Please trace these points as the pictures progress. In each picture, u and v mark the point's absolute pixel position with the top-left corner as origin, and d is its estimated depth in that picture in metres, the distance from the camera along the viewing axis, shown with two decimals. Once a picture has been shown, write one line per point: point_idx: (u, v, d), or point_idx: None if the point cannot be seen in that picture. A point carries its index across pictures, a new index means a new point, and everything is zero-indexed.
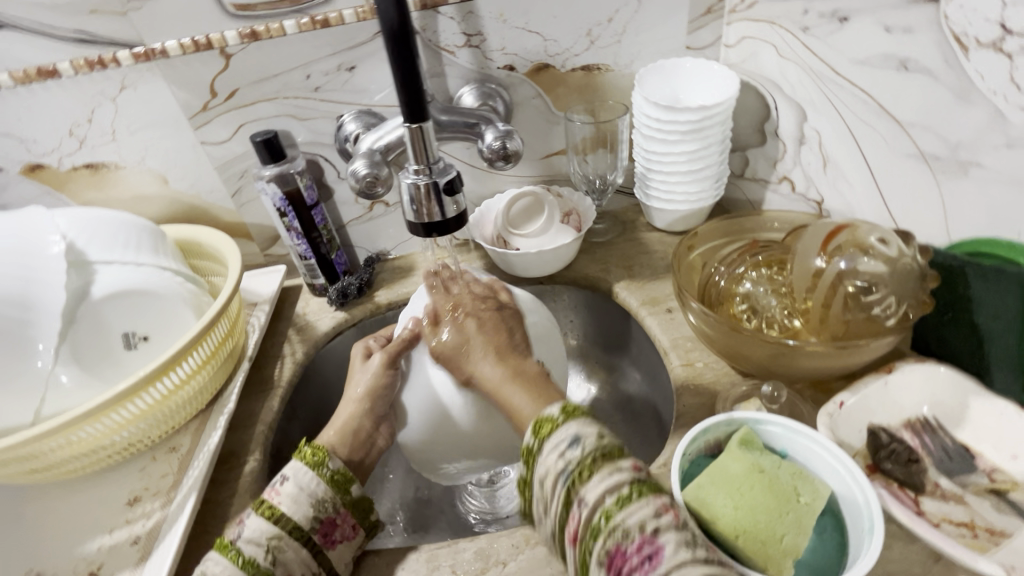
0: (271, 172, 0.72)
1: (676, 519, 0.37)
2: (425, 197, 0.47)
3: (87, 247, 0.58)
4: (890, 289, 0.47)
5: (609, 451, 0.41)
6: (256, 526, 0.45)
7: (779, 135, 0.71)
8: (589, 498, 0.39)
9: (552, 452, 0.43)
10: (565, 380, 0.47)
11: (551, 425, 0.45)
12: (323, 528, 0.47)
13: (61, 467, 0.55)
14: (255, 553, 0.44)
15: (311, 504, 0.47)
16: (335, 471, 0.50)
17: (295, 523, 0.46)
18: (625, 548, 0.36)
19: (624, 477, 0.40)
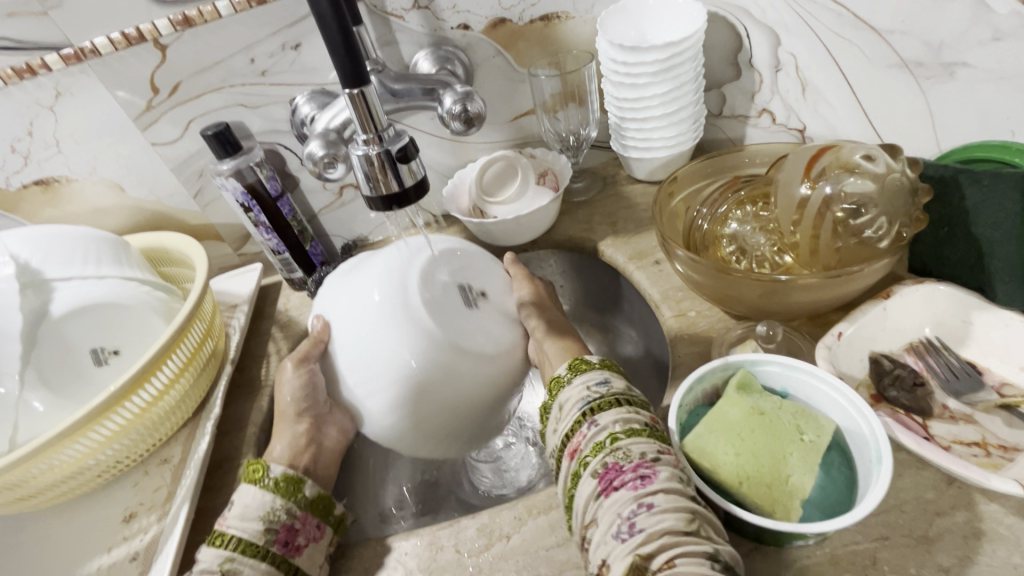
0: (228, 167, 0.69)
1: (667, 492, 0.36)
2: (380, 170, 0.44)
3: (42, 265, 0.55)
4: (882, 208, 0.43)
5: (633, 398, 0.44)
6: (208, 556, 0.44)
7: (754, 65, 0.67)
8: (601, 421, 0.42)
9: (579, 385, 0.46)
10: (570, 376, 0.48)
11: (586, 366, 0.49)
12: (282, 537, 0.46)
13: (49, 492, 0.54)
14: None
15: (260, 517, 0.46)
16: (278, 478, 0.49)
17: (246, 540, 0.45)
18: (621, 465, 0.38)
19: (641, 417, 0.42)
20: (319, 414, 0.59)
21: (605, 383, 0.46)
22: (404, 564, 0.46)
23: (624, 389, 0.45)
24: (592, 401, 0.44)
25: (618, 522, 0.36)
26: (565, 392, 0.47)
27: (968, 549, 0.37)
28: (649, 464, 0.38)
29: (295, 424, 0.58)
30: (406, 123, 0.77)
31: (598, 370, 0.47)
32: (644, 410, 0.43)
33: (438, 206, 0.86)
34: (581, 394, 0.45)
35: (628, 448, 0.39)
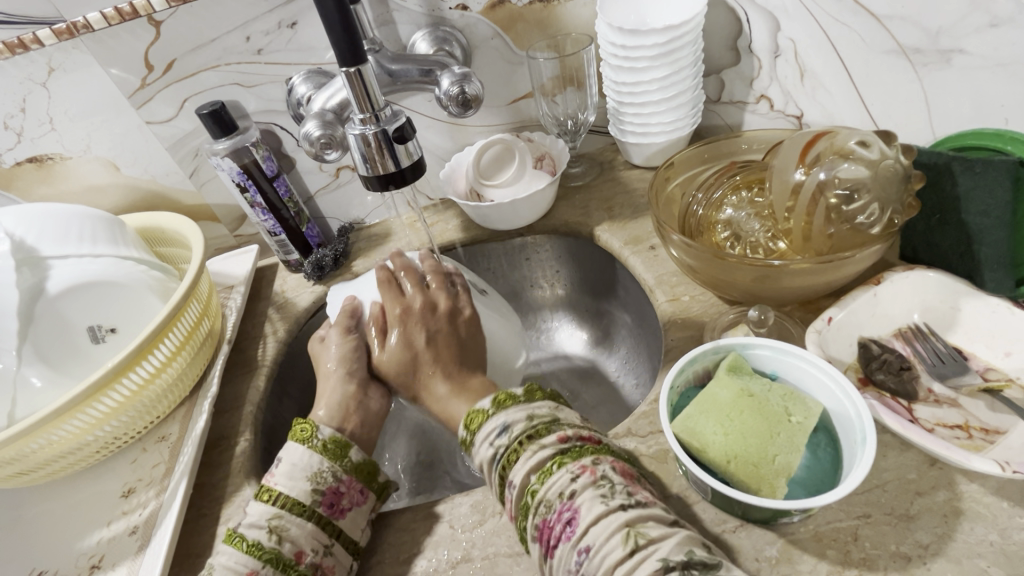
0: (224, 146, 0.68)
1: (596, 525, 0.37)
2: (378, 151, 0.44)
3: (37, 242, 0.55)
4: (874, 195, 0.44)
5: (537, 429, 0.44)
6: (255, 514, 0.45)
7: (753, 50, 0.67)
8: (517, 481, 0.42)
9: (484, 442, 0.46)
10: (472, 438, 0.47)
11: (482, 417, 0.48)
12: (328, 499, 0.47)
13: (47, 467, 0.54)
14: (260, 536, 0.44)
15: (307, 479, 0.47)
16: (327, 441, 0.51)
17: (294, 499, 0.46)
18: (549, 520, 0.39)
19: (549, 452, 0.42)
20: (364, 378, 0.61)
21: (505, 430, 0.45)
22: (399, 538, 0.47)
23: (527, 424, 0.45)
24: (501, 456, 0.44)
25: None
26: (475, 453, 0.46)
27: (947, 527, 0.38)
28: (569, 505, 0.38)
29: (343, 387, 0.60)
30: (404, 104, 0.77)
31: (495, 418, 0.47)
32: (547, 439, 0.43)
33: (435, 189, 0.86)
34: (490, 454, 0.44)
35: (547, 498, 0.40)
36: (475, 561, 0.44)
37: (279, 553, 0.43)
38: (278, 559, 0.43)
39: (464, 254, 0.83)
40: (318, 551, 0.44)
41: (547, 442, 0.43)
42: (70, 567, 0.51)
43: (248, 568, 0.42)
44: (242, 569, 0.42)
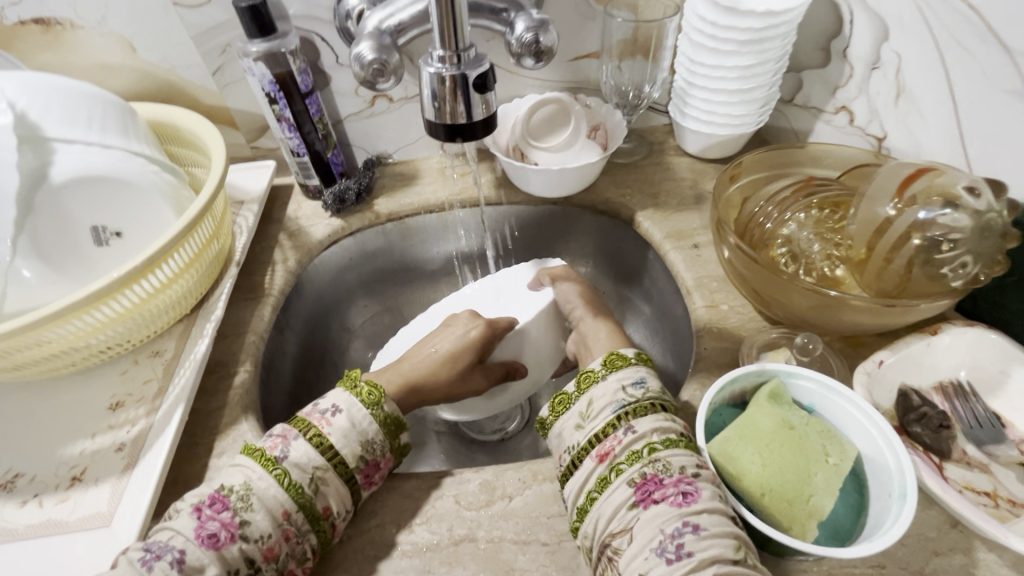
0: (259, 49, 0.61)
1: (710, 514, 0.37)
2: (451, 93, 0.39)
3: (41, 119, 0.50)
4: (969, 247, 0.41)
5: (666, 403, 0.45)
6: (304, 454, 0.43)
7: (847, 56, 0.62)
8: (639, 429, 0.42)
9: (615, 382, 0.46)
10: (604, 372, 0.47)
11: (622, 362, 0.48)
12: (366, 469, 0.45)
13: (33, 367, 0.51)
14: (301, 479, 0.42)
15: (360, 441, 0.45)
16: (389, 415, 0.48)
17: (341, 458, 0.44)
18: (662, 478, 0.39)
19: (676, 427, 0.43)
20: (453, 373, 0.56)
21: (640, 384, 0.46)
22: (401, 505, 0.46)
23: (658, 392, 0.45)
24: (627, 404, 0.44)
25: (660, 538, 0.37)
26: (596, 388, 0.46)
27: None
28: (690, 480, 0.38)
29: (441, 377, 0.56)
30: None
31: (633, 368, 0.47)
32: (677, 419, 0.44)
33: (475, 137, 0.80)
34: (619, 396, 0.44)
35: (668, 460, 0.40)
36: (479, 542, 0.43)
37: (312, 503, 0.41)
38: (310, 511, 0.41)
39: (492, 212, 0.78)
40: (342, 513, 0.43)
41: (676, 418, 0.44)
42: (49, 475, 0.49)
43: (282, 507, 0.40)
44: (276, 507, 0.40)
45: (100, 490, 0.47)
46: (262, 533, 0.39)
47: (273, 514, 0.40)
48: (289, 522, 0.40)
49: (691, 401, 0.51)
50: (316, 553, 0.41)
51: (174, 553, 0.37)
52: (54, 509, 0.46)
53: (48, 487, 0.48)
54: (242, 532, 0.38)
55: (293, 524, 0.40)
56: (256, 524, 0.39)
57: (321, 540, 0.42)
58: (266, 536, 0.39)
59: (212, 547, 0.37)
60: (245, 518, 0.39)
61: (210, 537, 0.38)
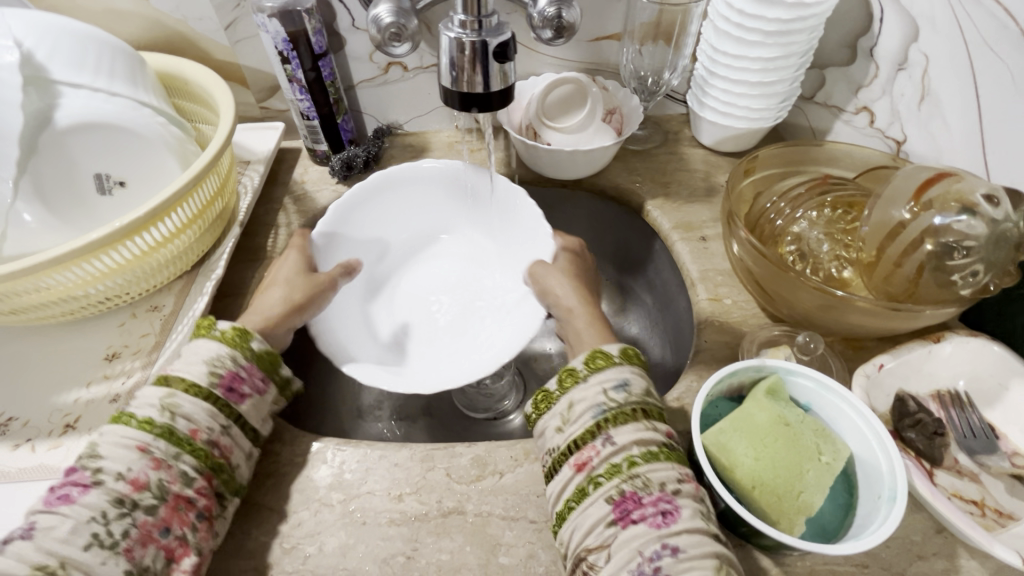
0: (274, 5, 0.60)
1: (691, 535, 0.36)
2: (469, 62, 0.38)
3: (48, 61, 0.48)
4: (981, 255, 0.41)
5: (649, 409, 0.43)
6: (143, 398, 0.41)
7: (874, 56, 0.61)
8: (618, 441, 0.41)
9: (595, 387, 0.44)
10: (587, 372, 0.45)
11: (604, 361, 0.45)
12: (226, 382, 0.43)
13: (30, 313, 0.50)
14: (152, 413, 0.40)
15: (204, 363, 0.44)
16: (227, 331, 0.46)
17: (189, 381, 0.42)
18: (641, 496, 0.38)
19: (658, 437, 0.41)
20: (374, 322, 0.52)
21: (623, 387, 0.43)
22: (392, 474, 0.46)
23: (641, 396, 0.43)
24: (608, 410, 0.42)
25: (638, 559, 0.36)
26: (578, 390, 0.44)
27: None
28: (670, 498, 0.38)
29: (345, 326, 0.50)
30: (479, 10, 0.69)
31: (617, 368, 0.44)
32: (660, 426, 0.42)
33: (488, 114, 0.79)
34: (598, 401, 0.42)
35: (648, 477, 0.39)
36: (467, 515, 0.43)
37: (173, 428, 0.40)
38: (173, 435, 0.40)
39: None
40: (214, 428, 0.42)
41: (660, 429, 0.42)
42: (43, 421, 0.49)
43: (137, 441, 0.39)
44: (130, 443, 0.39)
45: (92, 439, 0.47)
46: (120, 470, 0.37)
47: (128, 449, 0.38)
48: (149, 453, 0.39)
49: (688, 391, 0.51)
50: (204, 472, 0.40)
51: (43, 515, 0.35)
52: (46, 455, 0.46)
53: (41, 433, 0.48)
54: (96, 479, 0.37)
55: (156, 452, 0.39)
56: (110, 466, 0.37)
57: (202, 459, 0.40)
58: (127, 471, 0.37)
59: (66, 503, 0.36)
60: (96, 466, 0.38)
61: (60, 495, 0.36)
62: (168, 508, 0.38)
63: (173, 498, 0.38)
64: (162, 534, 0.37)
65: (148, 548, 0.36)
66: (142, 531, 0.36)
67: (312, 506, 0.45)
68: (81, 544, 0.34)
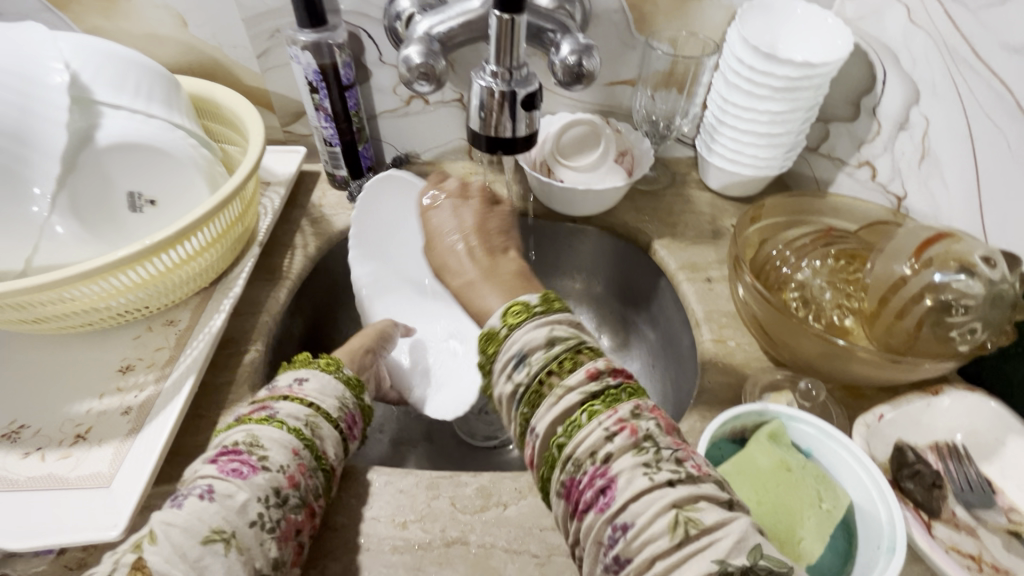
0: (307, 39, 0.63)
1: (638, 499, 0.32)
2: (498, 106, 0.41)
3: (93, 83, 0.51)
4: (979, 313, 0.42)
5: (557, 366, 0.38)
6: (290, 407, 0.45)
7: (876, 114, 0.64)
8: (539, 428, 0.36)
9: (501, 374, 0.40)
10: (490, 361, 0.41)
11: (499, 340, 0.41)
12: (347, 420, 0.49)
13: (52, 322, 0.51)
14: (299, 425, 0.44)
15: (334, 398, 0.49)
16: (349, 376, 0.53)
17: (325, 410, 0.47)
18: (578, 481, 0.34)
19: (577, 399, 0.36)
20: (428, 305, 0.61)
21: (522, 361, 0.39)
22: (397, 500, 0.46)
23: (542, 359, 0.38)
24: (521, 396, 0.38)
25: (602, 552, 0.32)
26: (494, 385, 0.40)
27: None
28: (604, 470, 0.33)
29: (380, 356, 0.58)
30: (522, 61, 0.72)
31: (511, 342, 0.40)
32: (575, 377, 0.37)
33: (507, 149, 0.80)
34: (510, 393, 0.38)
35: (577, 454, 0.34)
36: (470, 546, 0.44)
37: (314, 444, 0.44)
38: (314, 448, 0.44)
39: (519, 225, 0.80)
40: (337, 456, 0.46)
41: (572, 383, 0.37)
42: (54, 430, 0.49)
43: (291, 444, 0.43)
44: (286, 444, 0.42)
45: (102, 450, 0.48)
46: (281, 463, 0.41)
47: (285, 448, 0.42)
48: (300, 457, 0.42)
49: (691, 431, 0.51)
50: (325, 492, 0.44)
51: (201, 488, 0.38)
52: (55, 464, 0.47)
53: (51, 442, 0.49)
54: (263, 463, 0.40)
55: (304, 458, 0.43)
56: (274, 457, 0.41)
57: (326, 478, 0.44)
58: (285, 466, 0.41)
59: (239, 477, 0.39)
60: (260, 454, 0.41)
61: (233, 471, 0.39)
62: (305, 513, 0.42)
63: (308, 505, 0.42)
64: (296, 535, 0.41)
65: (288, 543, 0.40)
66: (288, 527, 0.40)
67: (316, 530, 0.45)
68: (248, 519, 0.38)
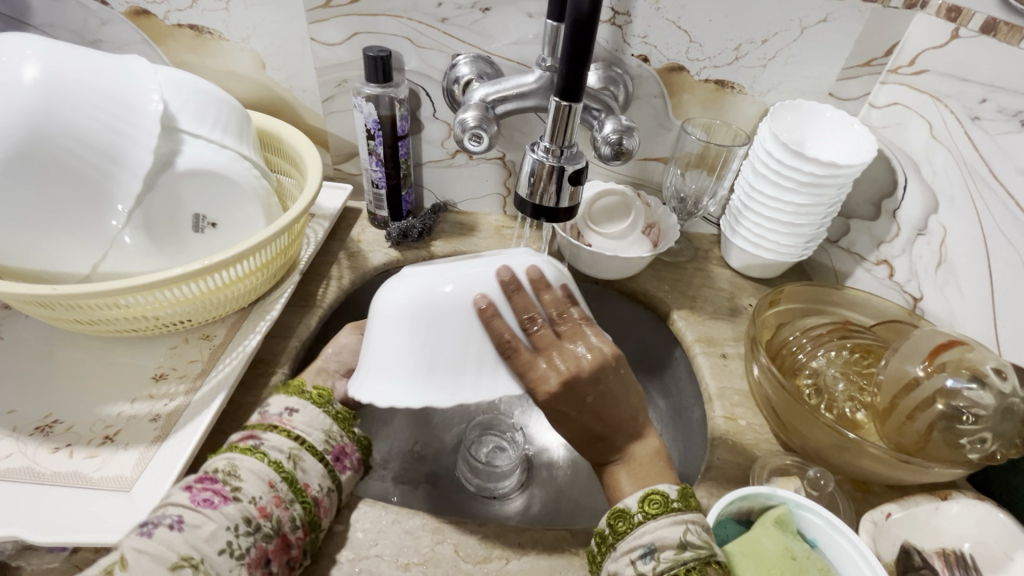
0: (372, 91, 0.69)
1: None
2: (546, 176, 0.44)
3: (179, 113, 0.55)
4: (990, 424, 0.44)
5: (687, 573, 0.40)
6: (276, 439, 0.48)
7: (896, 217, 0.68)
8: None
9: (625, 558, 0.42)
10: (613, 541, 0.44)
11: (626, 525, 0.44)
12: (335, 452, 0.50)
13: (102, 324, 0.55)
14: (281, 458, 0.46)
15: (322, 431, 0.51)
16: (340, 410, 0.54)
17: (312, 443, 0.49)
18: None
19: None
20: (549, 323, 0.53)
21: (650, 555, 0.42)
22: (402, 541, 0.47)
23: (671, 563, 0.41)
24: None
25: None
26: (609, 565, 0.43)
27: None
28: None
29: None
30: (612, 240, 0.75)
31: (643, 530, 0.43)
32: None
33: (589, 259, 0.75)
34: None
35: None
36: None
37: (295, 477, 0.46)
38: (294, 483, 0.46)
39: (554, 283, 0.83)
40: (323, 488, 0.47)
41: None
42: (85, 429, 0.51)
43: (267, 476, 0.45)
44: (263, 476, 0.44)
45: (128, 454, 0.49)
46: (253, 495, 0.43)
47: (261, 480, 0.44)
48: (275, 490, 0.44)
49: None
50: (305, 525, 0.44)
51: (172, 518, 0.40)
52: (81, 463, 0.48)
53: (81, 440, 0.50)
54: (235, 494, 0.42)
55: (280, 491, 0.44)
56: (247, 488, 0.43)
57: (307, 511, 0.45)
58: (257, 498, 0.43)
59: (209, 507, 0.41)
60: (235, 485, 0.43)
61: (204, 500, 0.42)
62: (277, 544, 0.42)
63: (281, 536, 0.43)
64: (265, 565, 0.41)
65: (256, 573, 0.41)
66: (256, 555, 0.41)
67: (324, 562, 0.46)
68: (216, 547, 0.40)
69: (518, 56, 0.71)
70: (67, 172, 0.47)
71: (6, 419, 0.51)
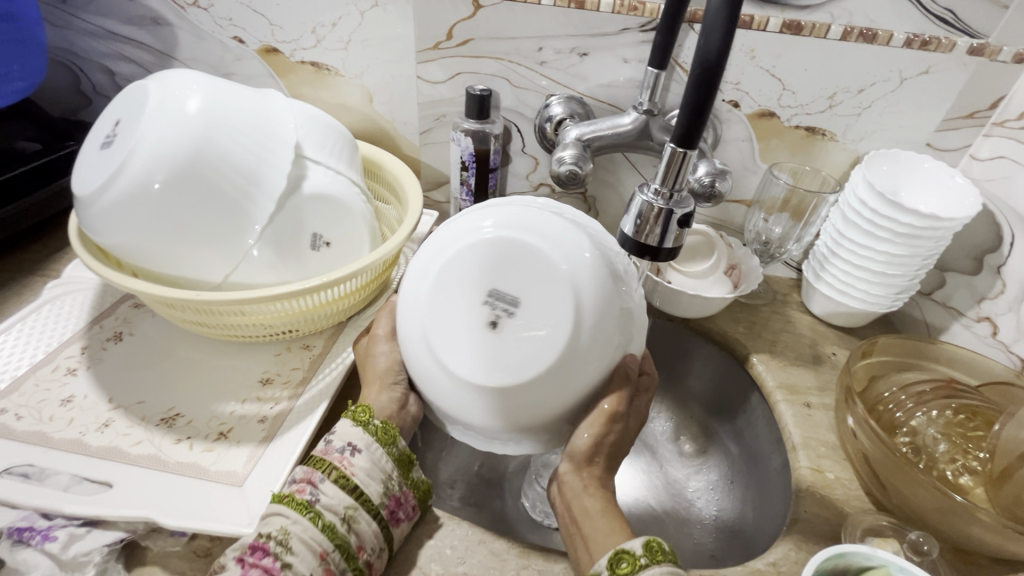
0: (471, 126, 0.73)
1: None
2: (654, 217, 0.46)
3: (305, 141, 0.61)
4: None
5: None
6: (331, 494, 0.46)
7: (1000, 273, 0.65)
8: None
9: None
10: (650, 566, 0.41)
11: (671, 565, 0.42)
12: (391, 505, 0.49)
13: (223, 328, 0.60)
14: (334, 520, 0.45)
15: (380, 482, 0.49)
16: (402, 451, 0.52)
17: (367, 497, 0.47)
18: None
19: None
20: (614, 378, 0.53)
21: None
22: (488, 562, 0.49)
23: None
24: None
25: None
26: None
27: None
28: None
29: None
30: (691, 278, 0.76)
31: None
32: None
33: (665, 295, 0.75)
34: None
35: None
36: None
37: (348, 543, 0.45)
38: (346, 550, 0.44)
39: None
40: (374, 551, 0.46)
41: None
42: (202, 424, 0.56)
43: (319, 548, 0.43)
44: (314, 548, 0.43)
45: (239, 451, 0.53)
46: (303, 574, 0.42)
47: (312, 552, 0.43)
48: (326, 562, 0.43)
49: (783, 559, 0.50)
50: None
51: None
52: (200, 455, 0.53)
53: (199, 434, 0.55)
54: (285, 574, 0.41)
55: (331, 563, 0.43)
56: (297, 566, 0.42)
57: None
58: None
59: None
60: (285, 560, 0.42)
61: None
62: None
63: None
64: None
65: None
66: None
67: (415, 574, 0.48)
68: None
69: (609, 97, 0.75)
70: (217, 193, 0.53)
71: (135, 408, 0.57)
